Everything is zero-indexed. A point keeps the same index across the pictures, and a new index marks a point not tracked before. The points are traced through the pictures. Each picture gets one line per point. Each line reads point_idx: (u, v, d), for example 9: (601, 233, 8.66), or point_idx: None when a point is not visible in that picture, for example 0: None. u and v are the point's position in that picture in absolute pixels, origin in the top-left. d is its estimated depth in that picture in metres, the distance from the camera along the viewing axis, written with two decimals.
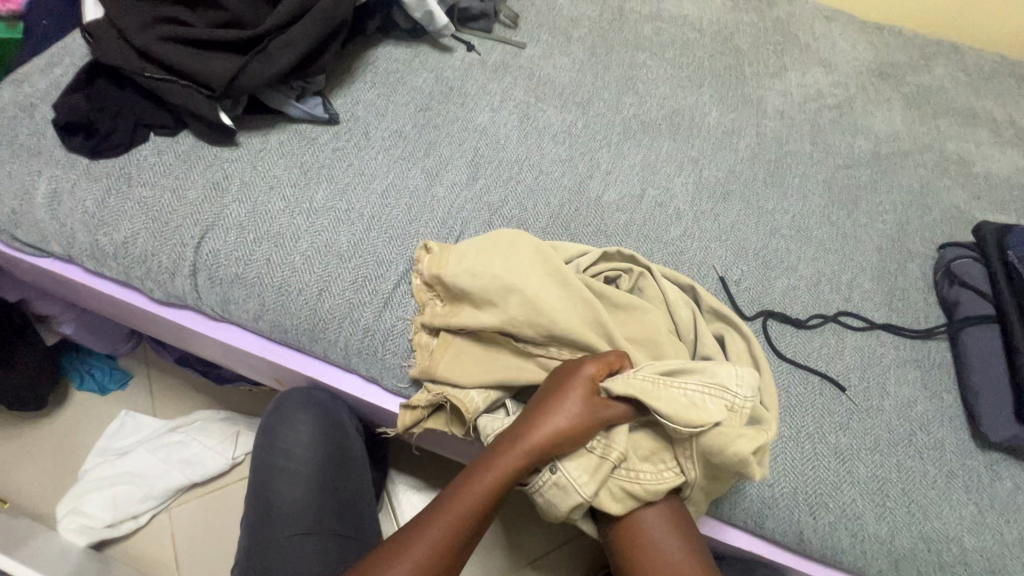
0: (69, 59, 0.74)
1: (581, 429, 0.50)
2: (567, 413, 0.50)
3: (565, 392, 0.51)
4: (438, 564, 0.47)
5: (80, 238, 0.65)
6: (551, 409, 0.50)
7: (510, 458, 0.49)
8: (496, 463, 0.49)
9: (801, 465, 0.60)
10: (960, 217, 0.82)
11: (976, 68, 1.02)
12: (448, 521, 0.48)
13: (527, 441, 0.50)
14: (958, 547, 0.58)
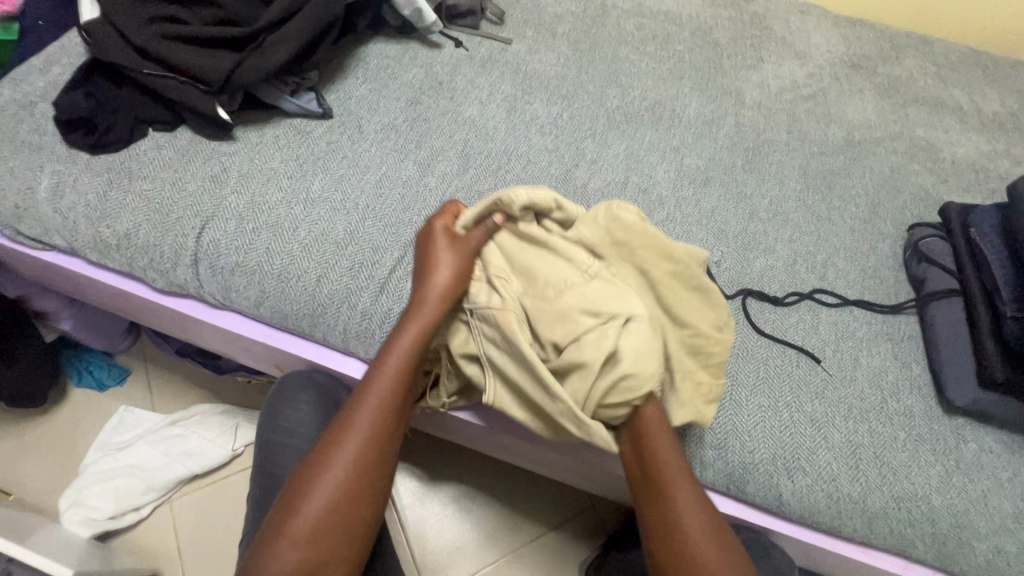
0: (66, 57, 0.76)
1: (461, 271, 0.60)
2: (444, 257, 0.60)
3: (436, 245, 0.61)
4: (389, 426, 0.56)
5: (83, 230, 0.67)
6: (432, 268, 0.60)
7: (414, 324, 0.58)
8: (404, 331, 0.58)
9: (779, 431, 0.64)
10: (928, 199, 0.86)
11: (944, 59, 1.07)
12: (384, 394, 0.56)
13: (428, 292, 0.59)
14: (926, 504, 0.62)
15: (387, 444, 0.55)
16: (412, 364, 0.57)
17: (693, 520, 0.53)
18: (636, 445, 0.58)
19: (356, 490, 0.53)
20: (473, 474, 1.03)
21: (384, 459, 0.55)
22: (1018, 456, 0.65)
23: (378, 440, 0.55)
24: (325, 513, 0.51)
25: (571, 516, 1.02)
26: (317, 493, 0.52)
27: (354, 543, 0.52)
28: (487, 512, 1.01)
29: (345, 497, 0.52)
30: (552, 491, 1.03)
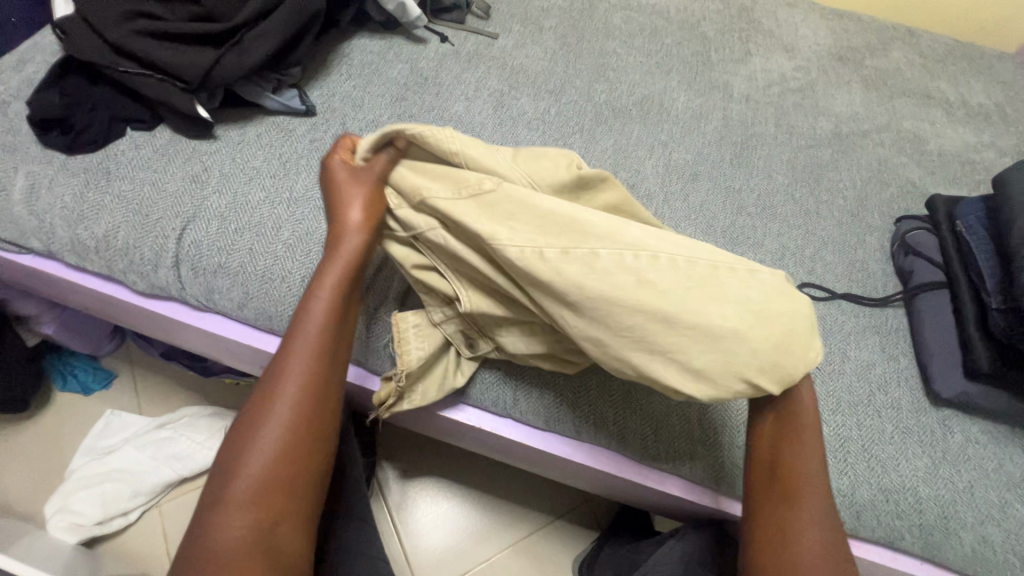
0: (40, 55, 0.74)
1: (374, 204, 0.55)
2: (352, 193, 0.55)
3: (341, 182, 0.56)
4: (324, 376, 0.53)
5: (60, 232, 0.65)
6: (340, 206, 0.55)
7: (333, 268, 0.54)
8: (324, 276, 0.54)
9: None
10: (915, 192, 0.87)
11: (930, 51, 1.07)
12: (310, 344, 0.52)
13: (341, 232, 0.54)
14: (913, 496, 0.62)
15: (323, 394, 0.53)
16: (337, 309, 0.54)
17: (812, 533, 0.51)
18: (773, 438, 0.55)
19: (297, 441, 0.50)
20: (466, 473, 1.03)
21: (323, 409, 0.53)
22: (1003, 446, 0.65)
23: (314, 391, 0.52)
24: (267, 468, 0.49)
25: (563, 512, 1.02)
26: (255, 449, 0.49)
27: (308, 492, 0.51)
28: (479, 509, 1.01)
29: (285, 449, 0.50)
30: (545, 489, 1.03)
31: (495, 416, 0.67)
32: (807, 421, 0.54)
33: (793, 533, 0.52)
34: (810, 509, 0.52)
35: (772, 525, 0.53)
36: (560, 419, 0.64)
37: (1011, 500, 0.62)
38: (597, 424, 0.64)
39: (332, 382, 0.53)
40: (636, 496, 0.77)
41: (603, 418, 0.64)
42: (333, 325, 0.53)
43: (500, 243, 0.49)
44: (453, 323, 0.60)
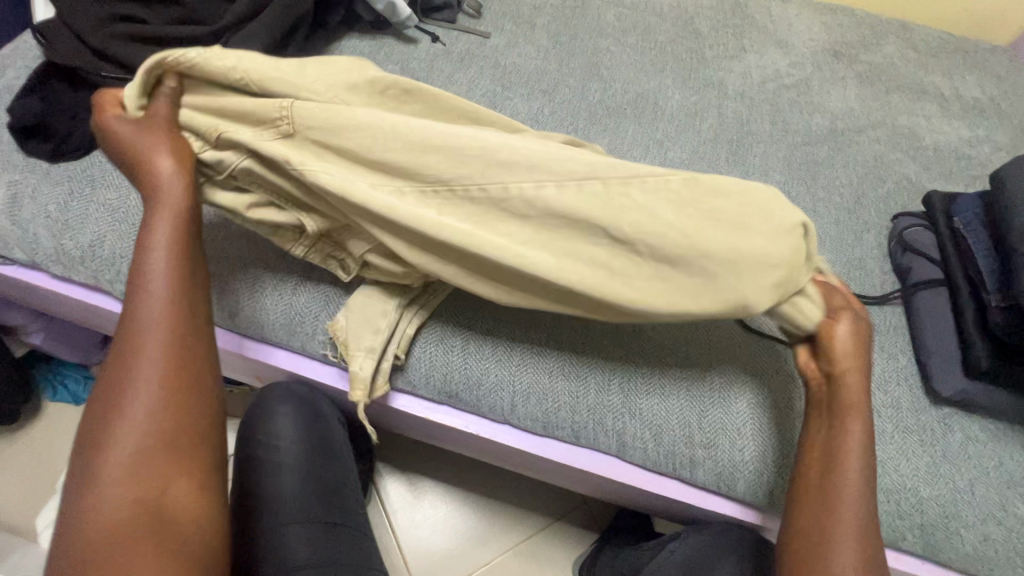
0: (20, 60, 0.72)
1: (182, 153, 0.53)
2: (156, 148, 0.51)
3: (136, 139, 0.52)
4: (180, 330, 0.50)
5: (44, 243, 0.64)
6: (142, 156, 0.51)
7: (161, 221, 0.51)
8: (151, 234, 0.51)
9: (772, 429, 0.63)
10: (911, 188, 0.86)
11: (924, 45, 1.06)
12: (155, 307, 0.49)
13: (161, 187, 0.51)
14: (914, 496, 0.62)
15: (183, 349, 0.49)
16: (176, 261, 0.51)
17: (848, 519, 0.51)
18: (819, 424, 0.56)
19: (167, 401, 0.47)
20: (464, 476, 1.02)
21: (190, 364, 0.50)
22: (1004, 444, 0.65)
23: (171, 350, 0.49)
24: (143, 438, 0.46)
25: (562, 514, 1.01)
26: (123, 425, 0.46)
27: (200, 453, 0.48)
28: (478, 513, 1.00)
29: (159, 414, 0.47)
30: (543, 491, 1.02)
31: (493, 421, 0.66)
32: (847, 412, 0.54)
33: (827, 532, 0.51)
34: (845, 508, 0.52)
35: (808, 522, 0.53)
36: (559, 424, 0.64)
37: (1011, 499, 0.62)
38: (595, 428, 0.63)
39: (192, 338, 0.51)
40: (635, 499, 0.77)
41: (602, 422, 0.63)
42: (176, 278, 0.50)
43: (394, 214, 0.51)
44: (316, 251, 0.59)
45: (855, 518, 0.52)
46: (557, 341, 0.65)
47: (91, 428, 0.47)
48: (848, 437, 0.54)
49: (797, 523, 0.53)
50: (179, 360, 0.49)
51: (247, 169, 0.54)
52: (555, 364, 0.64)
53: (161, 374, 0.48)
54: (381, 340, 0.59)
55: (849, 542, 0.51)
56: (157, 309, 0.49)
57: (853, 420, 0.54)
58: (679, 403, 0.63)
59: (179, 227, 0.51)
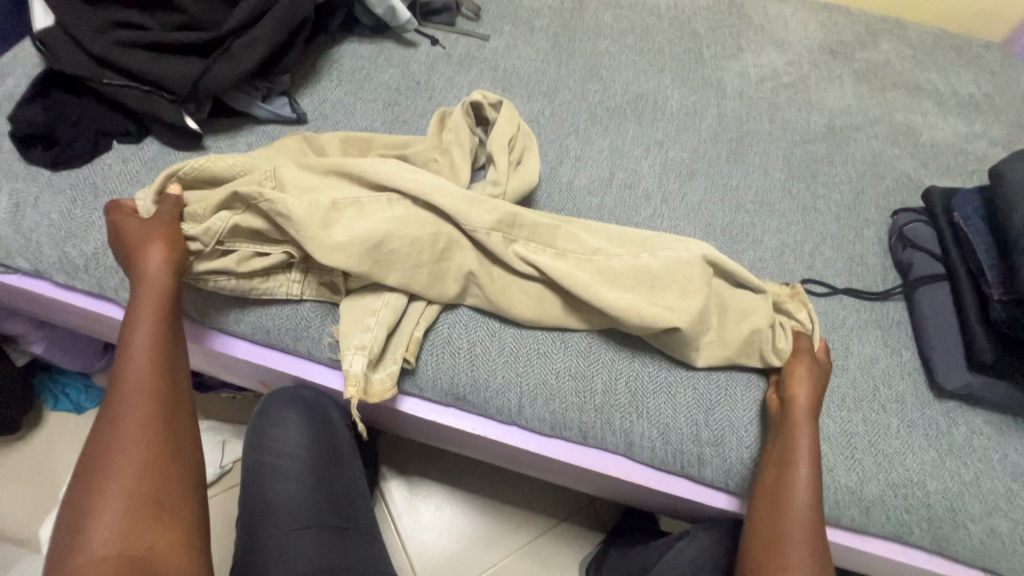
0: (20, 68, 0.72)
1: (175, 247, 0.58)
2: (151, 247, 0.57)
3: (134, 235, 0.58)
4: (159, 405, 0.54)
5: (47, 251, 0.64)
6: (135, 252, 0.57)
7: (147, 303, 0.56)
8: (139, 316, 0.56)
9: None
10: (910, 184, 0.87)
11: (919, 42, 1.07)
12: (134, 379, 0.55)
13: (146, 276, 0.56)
14: (921, 490, 0.62)
15: (161, 422, 0.54)
16: (158, 343, 0.57)
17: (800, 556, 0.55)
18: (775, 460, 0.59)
19: (146, 469, 0.51)
20: (468, 478, 1.02)
21: (167, 432, 0.54)
22: (1008, 437, 0.65)
23: (150, 422, 0.53)
24: (122, 506, 0.49)
25: (568, 515, 1.01)
26: (103, 493, 0.49)
27: (180, 517, 0.51)
28: (484, 515, 1.00)
29: (137, 483, 0.50)
30: (548, 492, 1.02)
31: (501, 423, 0.66)
32: (797, 429, 0.58)
33: (779, 544, 0.56)
34: (795, 522, 0.56)
35: (764, 534, 0.57)
36: (567, 425, 0.64)
37: (1016, 491, 0.63)
38: (603, 427, 0.63)
39: (171, 410, 0.55)
40: (643, 498, 0.77)
41: (610, 422, 0.63)
42: (156, 356, 0.56)
43: (404, 238, 0.59)
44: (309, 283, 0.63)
45: (806, 533, 0.56)
46: (564, 342, 0.65)
47: (70, 498, 0.50)
48: (801, 454, 0.57)
49: (755, 535, 0.58)
50: (157, 432, 0.53)
51: (233, 229, 0.59)
52: (563, 363, 0.64)
53: (141, 445, 0.52)
54: (372, 336, 0.58)
55: (801, 555, 0.55)
56: (139, 384, 0.54)
57: (806, 438, 0.58)
58: (686, 402, 0.63)
59: (162, 311, 0.57)
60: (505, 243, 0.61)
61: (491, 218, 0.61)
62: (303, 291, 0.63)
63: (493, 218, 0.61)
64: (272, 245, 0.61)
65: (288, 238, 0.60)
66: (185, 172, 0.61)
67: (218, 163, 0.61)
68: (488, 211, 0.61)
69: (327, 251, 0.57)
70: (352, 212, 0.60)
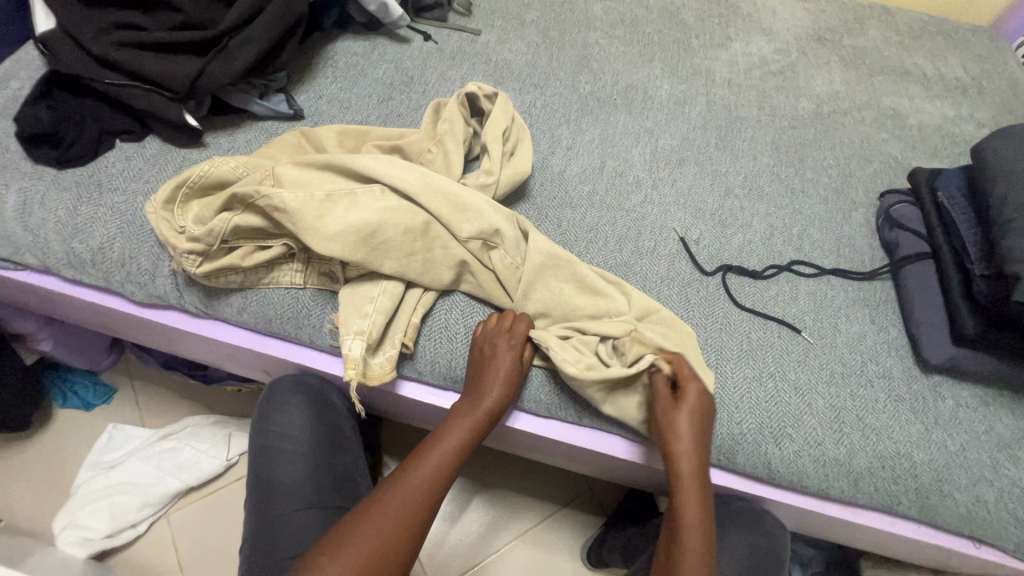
0: (24, 71, 0.73)
1: (521, 365, 0.61)
2: (501, 374, 0.60)
3: (505, 345, 0.61)
4: (407, 530, 0.54)
5: (55, 247, 0.65)
6: (506, 378, 0.60)
7: (469, 414, 0.60)
8: (461, 419, 0.60)
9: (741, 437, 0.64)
10: (897, 166, 0.88)
11: (906, 28, 1.09)
12: (420, 471, 0.57)
13: (489, 392, 0.60)
14: (909, 462, 0.64)
15: (397, 546, 0.53)
16: (444, 470, 0.58)
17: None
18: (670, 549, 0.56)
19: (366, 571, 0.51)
20: (470, 467, 1.04)
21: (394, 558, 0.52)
22: (992, 408, 0.67)
23: (391, 537, 0.53)
24: None
25: (566, 501, 1.03)
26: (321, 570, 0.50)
27: None
28: (484, 503, 1.02)
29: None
30: (547, 479, 1.04)
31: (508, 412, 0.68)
32: (685, 499, 0.56)
33: None
34: None
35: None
36: (563, 406, 0.66)
37: (1002, 460, 0.64)
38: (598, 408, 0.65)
39: (416, 535, 0.55)
40: (643, 478, 0.78)
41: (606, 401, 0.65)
42: (434, 477, 0.57)
43: (397, 226, 0.61)
44: (309, 275, 0.65)
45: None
46: None
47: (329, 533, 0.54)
48: (688, 517, 0.56)
49: None
50: (388, 553, 0.52)
51: (234, 229, 0.60)
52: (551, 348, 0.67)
53: (372, 554, 0.52)
54: (371, 322, 0.60)
55: None
56: (420, 486, 0.56)
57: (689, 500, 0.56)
58: None
59: (467, 438, 0.60)
60: (484, 250, 0.64)
61: (473, 227, 0.63)
62: (305, 280, 0.65)
63: (475, 227, 0.63)
64: (273, 239, 0.62)
65: (286, 231, 0.62)
66: (192, 181, 0.61)
67: (220, 167, 0.62)
68: (472, 221, 0.63)
69: (322, 240, 0.58)
70: (346, 202, 0.61)
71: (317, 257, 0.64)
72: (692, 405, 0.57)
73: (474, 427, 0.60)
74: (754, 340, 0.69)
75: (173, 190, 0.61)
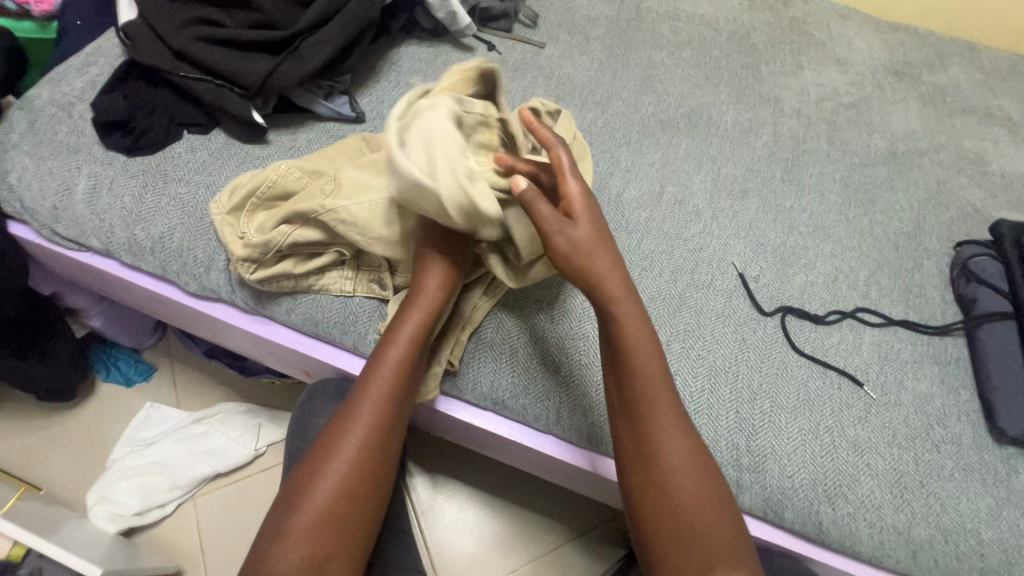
0: (104, 58, 0.75)
1: (448, 255, 0.56)
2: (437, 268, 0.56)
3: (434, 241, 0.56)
4: (373, 444, 0.53)
5: (118, 232, 0.67)
6: (438, 277, 0.56)
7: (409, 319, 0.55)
8: (401, 328, 0.55)
9: (792, 493, 0.61)
10: (976, 215, 0.83)
11: (992, 67, 1.02)
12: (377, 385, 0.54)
13: (421, 292, 0.55)
14: (974, 538, 0.59)
15: (369, 463, 0.52)
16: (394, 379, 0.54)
17: (675, 445, 0.53)
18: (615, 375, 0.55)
19: (348, 493, 0.51)
20: (493, 482, 1.03)
21: (356, 529, 0.51)
22: None
23: (362, 456, 0.52)
24: (318, 519, 0.50)
25: (588, 528, 1.00)
26: (280, 559, 0.48)
27: (353, 527, 0.51)
28: (505, 520, 1.00)
29: (310, 569, 0.48)
30: (571, 503, 1.02)
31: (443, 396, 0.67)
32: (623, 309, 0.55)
33: (649, 454, 0.53)
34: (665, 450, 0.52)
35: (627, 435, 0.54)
36: (603, 440, 0.63)
37: None
38: None
39: (385, 444, 0.54)
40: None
41: None
42: (380, 425, 0.53)
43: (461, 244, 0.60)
44: (358, 284, 0.65)
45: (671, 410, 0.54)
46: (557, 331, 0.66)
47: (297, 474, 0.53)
48: (619, 299, 0.55)
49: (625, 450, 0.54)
50: (360, 469, 0.52)
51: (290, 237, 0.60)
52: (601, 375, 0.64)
53: (339, 501, 0.51)
54: None
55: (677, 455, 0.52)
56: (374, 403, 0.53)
57: (624, 308, 0.55)
58: (727, 424, 0.63)
59: (407, 369, 0.55)
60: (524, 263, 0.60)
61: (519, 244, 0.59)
62: (355, 288, 0.65)
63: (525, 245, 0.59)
64: (326, 247, 0.62)
65: (340, 239, 0.61)
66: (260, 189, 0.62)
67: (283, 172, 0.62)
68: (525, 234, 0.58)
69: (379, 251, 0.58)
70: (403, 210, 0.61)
71: (368, 266, 0.64)
72: (582, 213, 0.55)
73: (405, 351, 0.55)
74: (582, 298, 0.67)
75: (242, 194, 0.62)
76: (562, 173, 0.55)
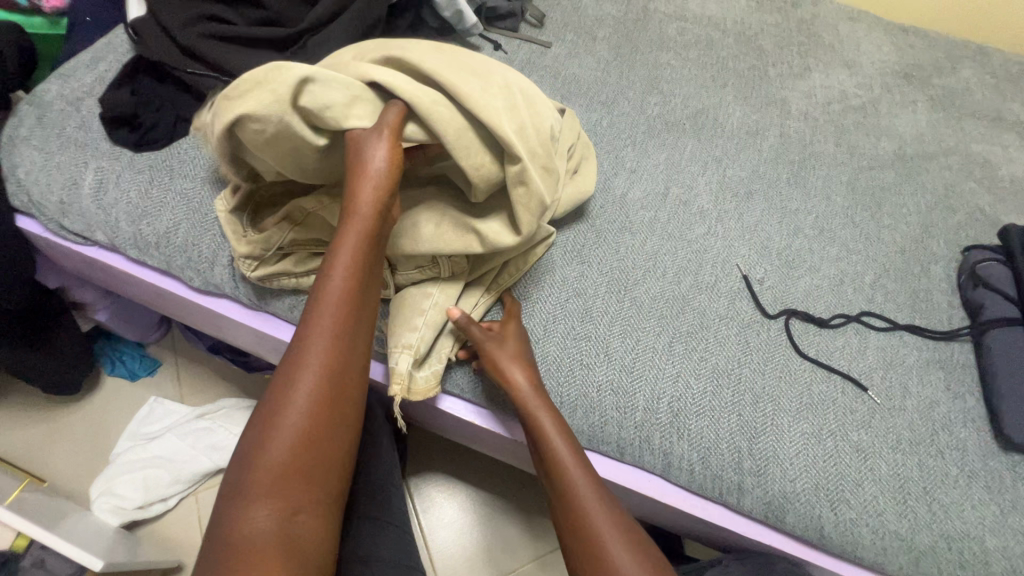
0: (112, 54, 0.76)
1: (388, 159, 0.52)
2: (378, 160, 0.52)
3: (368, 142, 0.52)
4: (332, 372, 0.50)
5: (124, 227, 0.67)
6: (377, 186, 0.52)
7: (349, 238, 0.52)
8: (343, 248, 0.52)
9: (793, 498, 0.61)
10: (984, 220, 0.82)
11: (1003, 70, 1.01)
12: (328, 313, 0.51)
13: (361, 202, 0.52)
14: (979, 546, 0.58)
15: (334, 391, 0.50)
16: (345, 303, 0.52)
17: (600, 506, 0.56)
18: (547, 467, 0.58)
19: (317, 432, 0.49)
20: (494, 481, 1.03)
21: (321, 474, 0.49)
22: None
23: (325, 391, 0.50)
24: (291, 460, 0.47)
25: None
26: (246, 521, 0.46)
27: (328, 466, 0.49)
28: (506, 519, 1.00)
29: (281, 526, 0.46)
30: None
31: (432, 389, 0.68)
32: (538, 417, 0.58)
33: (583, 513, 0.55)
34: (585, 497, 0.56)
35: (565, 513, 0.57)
36: (604, 440, 0.64)
37: None
38: (640, 446, 0.64)
39: (346, 373, 0.52)
40: (661, 517, 0.76)
41: (649, 440, 0.63)
42: (333, 364, 0.51)
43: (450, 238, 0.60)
44: None
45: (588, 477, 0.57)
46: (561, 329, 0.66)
47: (255, 427, 0.49)
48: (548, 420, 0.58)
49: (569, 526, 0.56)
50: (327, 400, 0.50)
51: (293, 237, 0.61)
52: (598, 376, 0.64)
53: (307, 438, 0.48)
54: (419, 336, 0.60)
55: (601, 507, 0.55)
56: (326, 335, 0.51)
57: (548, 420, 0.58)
58: (729, 427, 0.63)
59: (349, 300, 0.52)
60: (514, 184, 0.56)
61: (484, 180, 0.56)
62: None
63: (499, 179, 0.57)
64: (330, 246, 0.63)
65: None
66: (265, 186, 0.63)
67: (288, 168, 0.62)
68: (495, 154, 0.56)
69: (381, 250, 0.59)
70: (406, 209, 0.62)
71: None
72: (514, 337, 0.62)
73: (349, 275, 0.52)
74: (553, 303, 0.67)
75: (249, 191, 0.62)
76: (510, 315, 0.64)
